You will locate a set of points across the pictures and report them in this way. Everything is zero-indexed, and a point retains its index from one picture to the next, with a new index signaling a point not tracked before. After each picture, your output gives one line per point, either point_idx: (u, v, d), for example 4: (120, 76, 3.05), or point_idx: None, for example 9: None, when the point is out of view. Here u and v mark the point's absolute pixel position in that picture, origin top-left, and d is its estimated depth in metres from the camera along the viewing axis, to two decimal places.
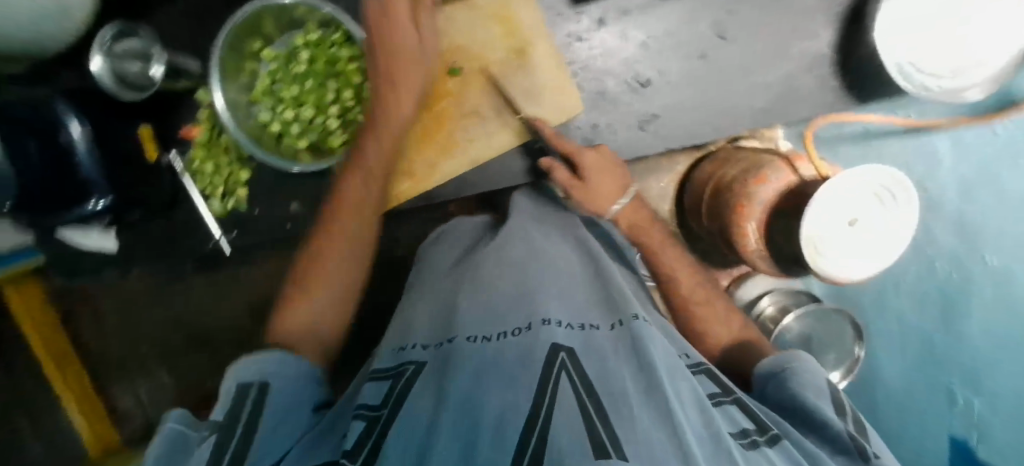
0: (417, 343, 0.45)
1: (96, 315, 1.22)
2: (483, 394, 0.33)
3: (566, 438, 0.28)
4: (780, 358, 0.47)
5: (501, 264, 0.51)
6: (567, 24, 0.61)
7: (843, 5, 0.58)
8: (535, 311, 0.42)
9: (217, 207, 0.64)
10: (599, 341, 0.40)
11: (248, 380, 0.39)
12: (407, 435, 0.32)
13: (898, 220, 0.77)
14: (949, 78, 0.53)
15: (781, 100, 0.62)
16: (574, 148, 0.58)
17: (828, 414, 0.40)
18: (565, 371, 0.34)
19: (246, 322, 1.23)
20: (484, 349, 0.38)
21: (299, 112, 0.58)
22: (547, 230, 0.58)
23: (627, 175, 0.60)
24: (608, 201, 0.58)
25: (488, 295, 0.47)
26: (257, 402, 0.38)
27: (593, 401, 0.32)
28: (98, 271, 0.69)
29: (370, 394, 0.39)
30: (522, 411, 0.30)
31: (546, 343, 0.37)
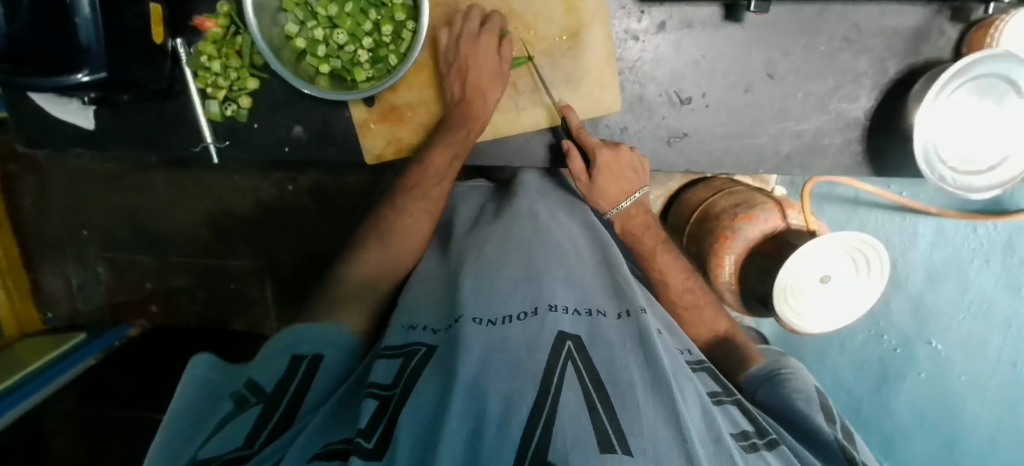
0: (426, 326, 0.47)
1: (41, 183, 1.15)
2: (487, 378, 0.35)
3: (571, 430, 0.30)
4: (774, 365, 0.53)
5: (510, 241, 0.52)
6: (627, 20, 0.59)
7: (890, 78, 0.60)
8: (543, 296, 0.43)
9: (214, 110, 0.59)
10: (605, 329, 0.42)
11: (299, 355, 0.48)
12: (415, 417, 0.34)
13: (864, 286, 0.81)
14: (964, 174, 0.56)
15: (805, 151, 0.62)
16: (594, 144, 0.59)
17: (818, 420, 0.44)
18: (570, 361, 0.37)
19: (203, 232, 1.17)
20: (489, 331, 0.40)
21: (332, 34, 0.54)
22: (557, 216, 0.59)
23: (642, 180, 0.60)
24: (611, 203, 0.61)
25: (495, 272, 0.48)
26: (302, 378, 0.45)
27: (601, 394, 0.34)
28: (67, 149, 0.64)
29: (381, 371, 0.41)
30: (528, 397, 0.33)
31: (552, 331, 0.39)
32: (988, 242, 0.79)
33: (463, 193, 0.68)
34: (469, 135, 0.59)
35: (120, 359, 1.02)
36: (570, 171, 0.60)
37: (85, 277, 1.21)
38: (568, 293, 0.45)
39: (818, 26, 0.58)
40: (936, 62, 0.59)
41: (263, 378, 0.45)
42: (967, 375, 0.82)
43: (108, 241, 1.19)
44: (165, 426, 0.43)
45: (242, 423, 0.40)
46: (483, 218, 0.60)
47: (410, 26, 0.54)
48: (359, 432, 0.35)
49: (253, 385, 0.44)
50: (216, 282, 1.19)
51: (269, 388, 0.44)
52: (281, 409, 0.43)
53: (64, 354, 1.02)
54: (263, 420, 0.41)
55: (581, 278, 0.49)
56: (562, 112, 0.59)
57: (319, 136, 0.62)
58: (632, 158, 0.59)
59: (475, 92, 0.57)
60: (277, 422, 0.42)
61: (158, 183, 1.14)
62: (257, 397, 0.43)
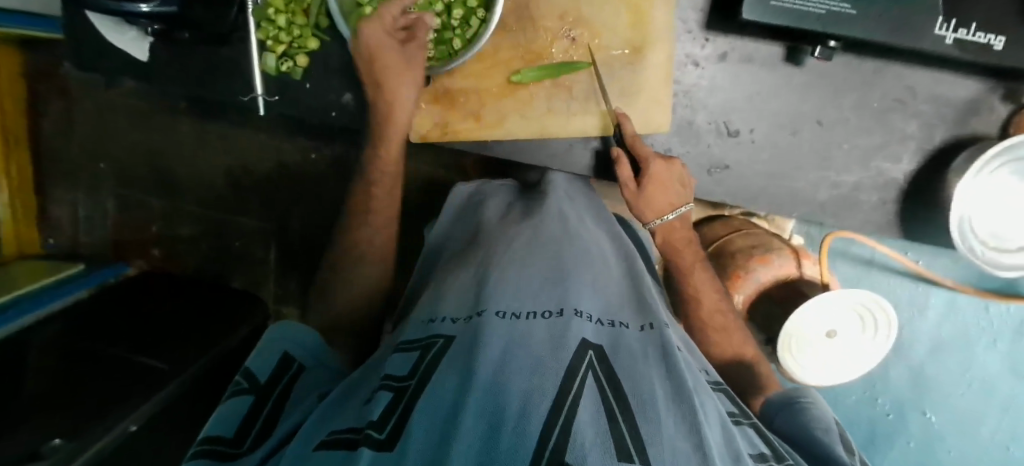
0: (446, 317, 0.46)
1: (67, 110, 1.15)
2: (507, 373, 0.34)
3: (590, 433, 0.30)
4: (791, 393, 0.53)
5: (540, 242, 0.52)
6: (689, 45, 0.59)
7: (934, 145, 0.60)
8: (568, 300, 0.43)
9: (270, 64, 0.60)
10: (627, 340, 0.42)
11: (291, 355, 0.50)
12: (432, 406, 0.33)
13: (876, 343, 0.80)
14: (992, 250, 0.57)
15: (840, 203, 0.63)
16: (645, 153, 0.57)
17: (838, 449, 0.43)
18: (592, 371, 0.35)
19: (219, 185, 1.17)
20: (511, 326, 0.39)
21: (403, 9, 0.54)
22: (586, 220, 0.59)
23: (688, 195, 0.59)
24: (656, 213, 0.60)
25: (522, 271, 0.47)
26: (287, 380, 0.48)
27: (620, 402, 0.34)
28: (115, 76, 0.64)
29: (395, 365, 0.41)
30: (547, 395, 0.32)
31: (577, 336, 0.38)
32: (995, 324, 0.81)
33: (491, 190, 0.69)
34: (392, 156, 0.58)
35: (107, 300, 1.00)
36: (618, 177, 0.59)
37: (95, 210, 1.20)
38: (593, 302, 0.45)
39: (873, 83, 0.59)
40: (982, 138, 0.60)
41: (257, 369, 0.47)
42: (956, 451, 0.85)
43: (125, 178, 1.19)
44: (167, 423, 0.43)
45: (235, 410, 0.43)
46: (512, 214, 0.60)
47: (480, 14, 0.54)
48: (370, 425, 0.33)
49: (248, 372, 0.47)
50: (223, 238, 1.19)
51: (262, 378, 0.47)
52: (272, 401, 0.45)
53: (54, 283, 1.01)
54: (254, 412, 0.43)
55: (605, 287, 0.49)
56: (618, 120, 0.58)
57: (367, 107, 0.62)
58: (681, 172, 0.58)
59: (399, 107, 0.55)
60: (268, 412, 0.44)
61: (184, 130, 1.14)
62: (250, 384, 0.46)
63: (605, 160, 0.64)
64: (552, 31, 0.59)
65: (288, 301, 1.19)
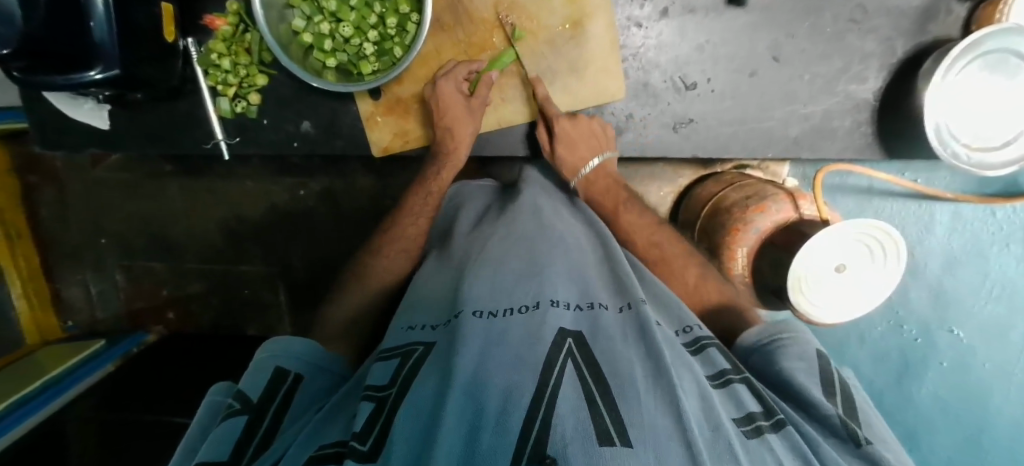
0: (425, 325, 0.47)
1: (60, 195, 1.18)
2: (487, 372, 0.34)
3: (570, 422, 0.30)
4: (770, 330, 0.51)
5: (508, 237, 0.52)
6: (629, 8, 0.59)
7: (898, 57, 0.59)
8: (544, 291, 0.43)
9: (225, 107, 0.61)
10: (605, 322, 0.42)
11: (284, 369, 0.49)
12: (413, 415, 0.34)
13: (883, 270, 0.78)
14: (977, 151, 0.55)
15: (813, 134, 0.62)
16: (552, 112, 0.60)
17: (815, 392, 0.42)
18: (571, 357, 0.36)
19: (218, 239, 1.19)
20: (490, 325, 0.39)
21: (337, 28, 0.54)
22: (560, 209, 0.59)
23: (602, 147, 0.62)
24: (572, 170, 0.63)
25: (497, 266, 0.48)
26: (284, 396, 0.47)
27: (601, 386, 0.34)
28: (82, 149, 0.65)
29: (377, 374, 0.41)
30: (528, 390, 0.32)
31: (553, 326, 0.39)
32: (1006, 227, 0.77)
33: (471, 191, 0.67)
34: (456, 155, 0.61)
35: (132, 369, 1.03)
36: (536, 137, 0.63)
37: (104, 285, 1.23)
38: (569, 289, 0.45)
39: (823, 7, 0.58)
40: (947, 41, 0.58)
41: (250, 389, 0.46)
42: (991, 362, 0.79)
43: (125, 249, 1.21)
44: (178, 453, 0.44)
45: (229, 434, 0.41)
46: (485, 217, 0.60)
47: (415, 19, 0.54)
48: (356, 436, 0.34)
49: (240, 394, 0.45)
50: (231, 288, 1.21)
51: (256, 398, 0.45)
52: (267, 422, 0.44)
53: (81, 361, 1.03)
54: (250, 431, 0.42)
55: (583, 275, 0.49)
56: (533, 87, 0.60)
57: (327, 131, 0.62)
58: (590, 124, 0.61)
59: (462, 119, 0.59)
60: (266, 429, 0.43)
61: (174, 191, 1.16)
62: (243, 405, 0.44)
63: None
64: (489, 23, 0.59)
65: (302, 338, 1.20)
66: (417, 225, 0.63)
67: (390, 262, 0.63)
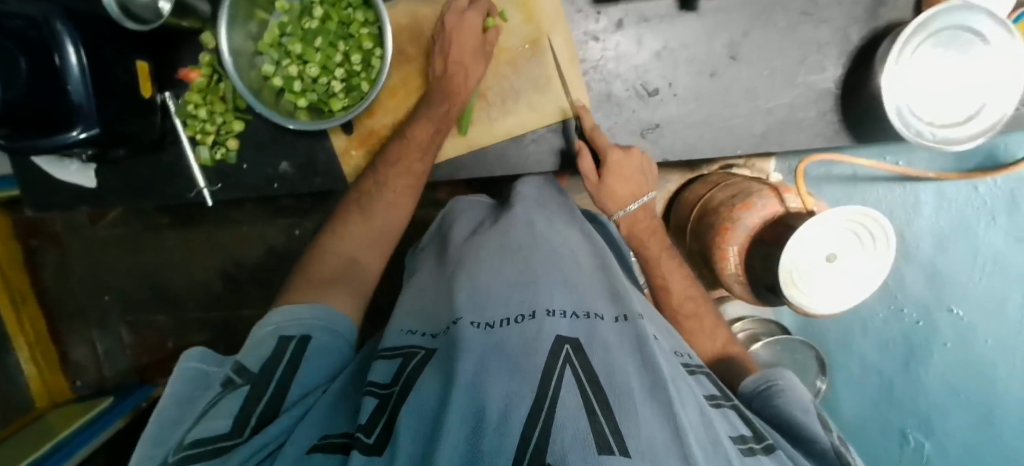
0: (425, 332, 0.47)
1: (61, 256, 1.20)
2: (486, 381, 0.35)
3: (570, 429, 0.30)
4: (763, 376, 0.51)
5: (504, 248, 0.53)
6: (585, 23, 0.61)
7: (853, 44, 0.60)
8: (539, 301, 0.44)
9: (204, 155, 0.63)
10: (603, 332, 0.41)
11: (287, 335, 0.46)
12: (415, 418, 0.34)
13: (872, 260, 0.78)
14: (941, 127, 0.56)
15: (780, 127, 0.63)
16: (603, 145, 0.59)
17: (814, 428, 0.43)
18: (569, 364, 0.36)
19: (217, 285, 1.20)
20: (488, 336, 0.40)
21: (304, 69, 0.57)
22: (554, 222, 0.58)
23: (649, 183, 0.61)
24: (619, 205, 0.62)
25: (489, 278, 0.49)
26: (289, 361, 0.44)
27: (599, 395, 0.34)
28: (73, 208, 0.67)
29: (380, 372, 0.42)
30: (526, 400, 0.33)
31: (550, 335, 0.39)
32: (989, 202, 0.76)
33: (466, 205, 0.69)
34: (451, 110, 0.59)
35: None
36: (580, 171, 0.61)
37: (108, 342, 1.24)
38: (565, 298, 0.45)
39: (772, 5, 0.60)
40: (898, 23, 0.59)
41: (251, 360, 0.43)
42: (993, 339, 0.76)
43: (127, 303, 1.23)
44: (163, 412, 0.41)
45: (231, 405, 0.39)
46: (481, 229, 0.61)
47: (378, 53, 0.56)
48: (360, 429, 0.36)
49: (241, 366, 0.43)
50: (231, 333, 1.21)
51: (258, 368, 0.42)
52: (270, 393, 0.41)
53: (88, 420, 1.02)
54: (252, 403, 0.40)
55: (579, 283, 0.49)
56: (578, 112, 0.60)
57: (305, 169, 0.64)
58: (641, 160, 0.60)
59: (458, 67, 0.57)
60: (270, 396, 0.41)
61: (171, 242, 1.18)
62: (244, 378, 0.42)
63: (569, 157, 0.64)
64: None
65: None
66: (411, 174, 0.60)
67: (388, 215, 0.59)
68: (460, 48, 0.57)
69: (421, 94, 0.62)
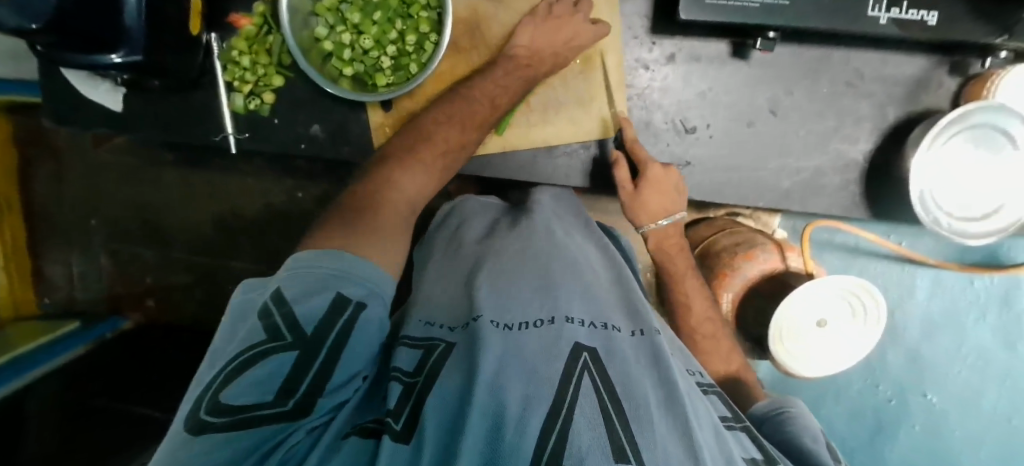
0: (444, 324, 0.48)
1: (57, 171, 1.18)
2: (505, 380, 0.36)
3: (587, 437, 0.32)
4: (777, 402, 0.53)
5: (524, 255, 0.53)
6: (638, 50, 0.62)
7: (888, 123, 0.62)
8: (560, 307, 0.45)
9: (239, 103, 0.62)
10: (620, 344, 0.42)
11: (345, 295, 0.40)
12: (437, 415, 0.36)
13: (862, 333, 0.79)
14: (958, 219, 0.57)
15: (804, 188, 0.64)
16: (643, 157, 0.59)
17: (822, 453, 0.44)
18: (588, 374, 0.37)
19: (210, 231, 1.18)
20: (508, 337, 0.41)
21: (357, 39, 0.57)
22: (573, 234, 0.59)
23: (682, 203, 0.62)
24: (650, 218, 0.63)
25: (510, 284, 0.49)
26: (342, 328, 0.39)
27: (616, 405, 0.35)
28: (91, 128, 0.66)
29: (404, 359, 0.43)
30: (543, 402, 0.34)
31: (570, 340, 0.40)
32: (983, 296, 0.82)
33: (473, 209, 0.68)
34: (527, 83, 0.59)
35: (101, 356, 1.00)
36: (616, 178, 0.61)
37: (87, 266, 1.22)
38: (584, 307, 0.46)
39: (821, 69, 0.61)
40: (935, 111, 0.61)
41: (303, 314, 0.38)
42: (961, 430, 0.85)
43: (115, 232, 1.21)
44: (217, 341, 0.40)
45: (274, 373, 0.35)
46: (496, 232, 0.61)
47: (433, 38, 0.57)
48: (391, 414, 0.37)
49: (291, 319, 0.38)
50: (215, 282, 1.20)
51: (309, 329, 0.38)
52: (316, 367, 0.38)
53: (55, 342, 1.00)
54: (293, 379, 0.36)
55: (597, 294, 0.50)
56: (619, 124, 0.61)
57: (335, 136, 0.64)
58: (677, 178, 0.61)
59: (547, 51, 0.58)
60: (315, 372, 0.37)
61: (172, 180, 1.16)
62: (293, 336, 0.37)
63: (602, 164, 0.64)
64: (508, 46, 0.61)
65: None
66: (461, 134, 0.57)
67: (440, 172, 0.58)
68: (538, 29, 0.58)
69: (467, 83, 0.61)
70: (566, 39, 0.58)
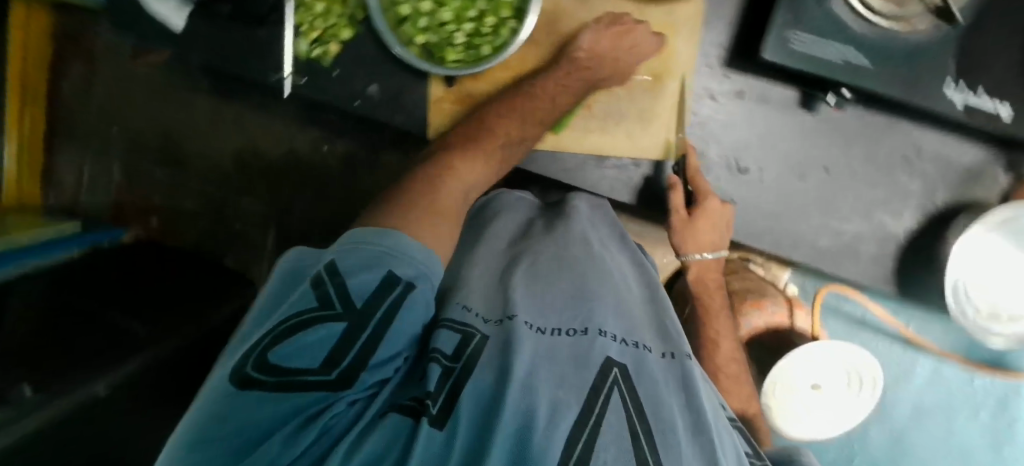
0: (477, 312, 0.48)
1: (86, 74, 1.16)
2: (537, 380, 0.39)
3: (612, 451, 0.34)
4: (788, 451, 0.53)
5: (562, 262, 0.55)
6: (708, 79, 0.61)
7: (936, 206, 0.62)
8: (594, 319, 0.47)
9: (303, 48, 0.62)
10: (650, 366, 0.45)
11: (394, 274, 0.40)
12: (476, 400, 0.37)
13: (852, 401, 0.81)
14: (981, 314, 0.62)
15: (839, 251, 0.64)
16: (704, 190, 0.60)
17: None
18: (616, 388, 0.40)
19: (228, 166, 1.19)
20: (543, 339, 0.44)
21: (437, 10, 0.56)
22: (607, 244, 0.63)
23: (727, 237, 0.64)
24: (696, 247, 0.65)
25: (546, 287, 0.51)
26: (390, 307, 0.39)
27: (643, 425, 0.37)
28: (149, 41, 0.65)
29: (444, 341, 0.43)
30: (572, 408, 0.37)
31: (601, 354, 0.43)
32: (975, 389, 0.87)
33: (513, 202, 0.68)
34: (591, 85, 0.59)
35: (96, 267, 0.98)
36: (671, 204, 0.62)
37: (99, 174, 1.23)
38: (617, 323, 0.49)
39: (884, 138, 0.61)
40: (984, 203, 0.61)
41: (356, 286, 0.37)
42: None
43: (132, 146, 1.20)
44: (256, 309, 0.41)
45: (322, 342, 0.35)
46: (534, 229, 0.63)
47: (512, 25, 0.56)
48: (428, 394, 0.38)
49: (343, 290, 0.37)
50: (223, 216, 1.22)
51: (360, 303, 0.37)
52: (359, 342, 0.37)
53: (48, 240, 0.98)
54: (341, 351, 0.36)
55: (630, 312, 0.52)
56: (686, 150, 0.61)
57: (392, 101, 0.63)
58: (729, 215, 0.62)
59: (613, 57, 0.57)
60: (359, 350, 0.37)
61: (200, 106, 1.15)
62: (343, 308, 0.37)
63: (652, 186, 0.65)
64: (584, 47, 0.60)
65: None
66: (516, 129, 0.57)
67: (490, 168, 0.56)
68: (600, 34, 0.58)
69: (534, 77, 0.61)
70: (634, 50, 0.58)
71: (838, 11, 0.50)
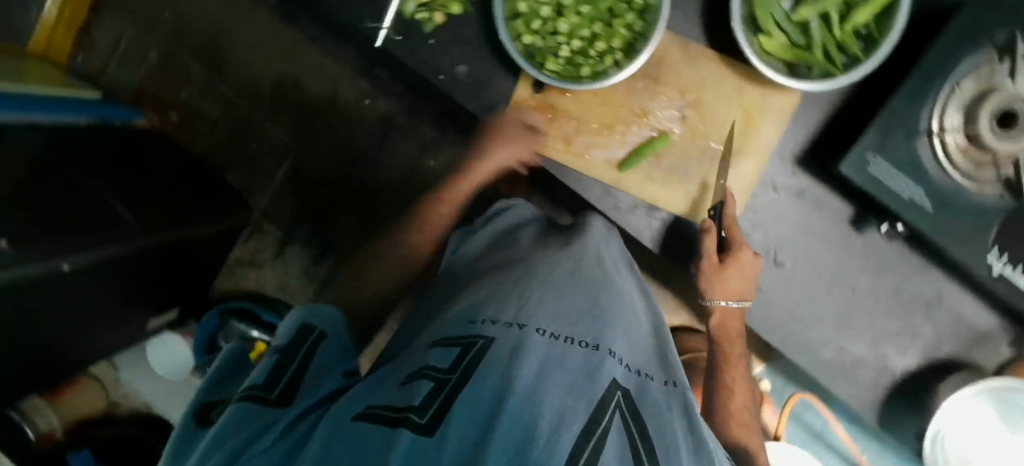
0: (488, 319, 0.46)
1: None
2: (543, 391, 0.35)
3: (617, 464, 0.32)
4: None
5: (574, 281, 0.53)
6: (775, 170, 0.63)
7: (939, 355, 0.64)
8: (603, 339, 0.46)
9: (408, 8, 0.61)
10: (653, 392, 0.44)
11: (310, 326, 0.51)
12: (472, 406, 0.34)
13: None
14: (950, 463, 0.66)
15: (838, 367, 0.66)
16: (738, 237, 0.59)
17: None
18: (620, 411, 0.37)
19: (264, 87, 1.17)
20: (554, 346, 0.42)
21: (555, 18, 0.57)
22: (620, 267, 0.61)
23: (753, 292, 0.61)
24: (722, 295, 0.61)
25: (558, 299, 0.49)
26: (308, 350, 0.48)
27: (646, 445, 0.36)
28: None
29: (440, 358, 0.42)
30: (579, 415, 0.34)
31: (608, 374, 0.41)
32: None
33: (526, 214, 0.72)
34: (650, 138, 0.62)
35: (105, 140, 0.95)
36: (703, 249, 0.61)
37: (135, 52, 1.20)
38: (624, 346, 0.48)
39: (913, 277, 0.63)
40: (981, 366, 0.63)
41: (279, 338, 0.50)
42: None
43: (177, 36, 1.18)
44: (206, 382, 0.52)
45: (263, 369, 0.46)
46: (548, 244, 0.62)
47: (618, 57, 0.57)
48: (414, 408, 0.35)
49: (272, 344, 0.50)
50: (242, 134, 1.19)
51: (286, 343, 0.49)
52: (296, 366, 0.46)
53: (65, 100, 0.96)
54: (271, 382, 0.44)
55: (635, 339, 0.51)
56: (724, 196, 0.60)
57: (473, 87, 0.64)
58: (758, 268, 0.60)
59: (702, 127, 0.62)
60: (295, 373, 0.46)
61: (260, 22, 1.14)
62: (275, 349, 0.49)
63: (676, 233, 0.66)
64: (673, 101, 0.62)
65: (274, 219, 1.20)
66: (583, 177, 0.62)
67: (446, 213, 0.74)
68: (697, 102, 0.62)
69: (617, 113, 0.63)
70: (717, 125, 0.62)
71: (919, 151, 0.53)
